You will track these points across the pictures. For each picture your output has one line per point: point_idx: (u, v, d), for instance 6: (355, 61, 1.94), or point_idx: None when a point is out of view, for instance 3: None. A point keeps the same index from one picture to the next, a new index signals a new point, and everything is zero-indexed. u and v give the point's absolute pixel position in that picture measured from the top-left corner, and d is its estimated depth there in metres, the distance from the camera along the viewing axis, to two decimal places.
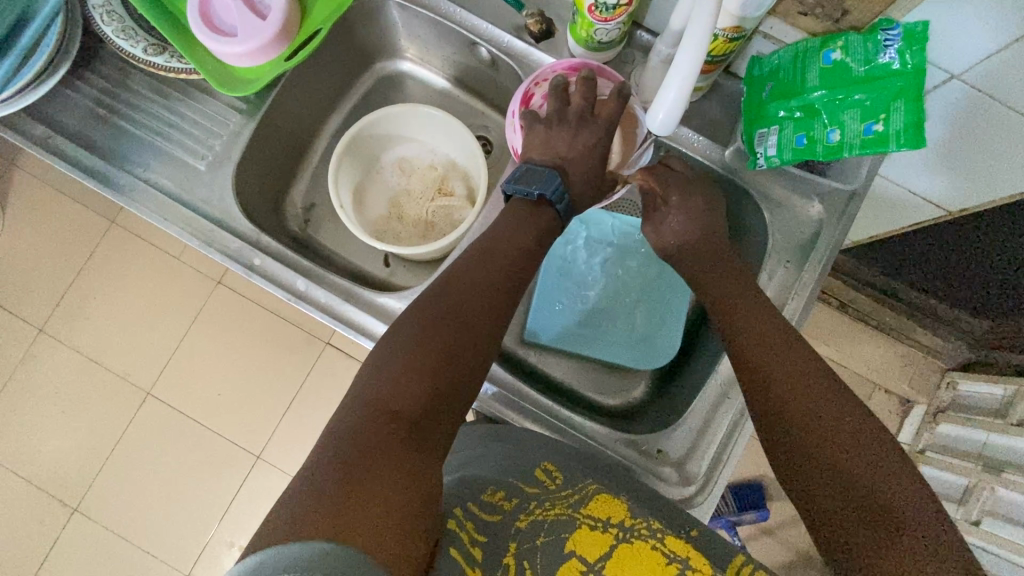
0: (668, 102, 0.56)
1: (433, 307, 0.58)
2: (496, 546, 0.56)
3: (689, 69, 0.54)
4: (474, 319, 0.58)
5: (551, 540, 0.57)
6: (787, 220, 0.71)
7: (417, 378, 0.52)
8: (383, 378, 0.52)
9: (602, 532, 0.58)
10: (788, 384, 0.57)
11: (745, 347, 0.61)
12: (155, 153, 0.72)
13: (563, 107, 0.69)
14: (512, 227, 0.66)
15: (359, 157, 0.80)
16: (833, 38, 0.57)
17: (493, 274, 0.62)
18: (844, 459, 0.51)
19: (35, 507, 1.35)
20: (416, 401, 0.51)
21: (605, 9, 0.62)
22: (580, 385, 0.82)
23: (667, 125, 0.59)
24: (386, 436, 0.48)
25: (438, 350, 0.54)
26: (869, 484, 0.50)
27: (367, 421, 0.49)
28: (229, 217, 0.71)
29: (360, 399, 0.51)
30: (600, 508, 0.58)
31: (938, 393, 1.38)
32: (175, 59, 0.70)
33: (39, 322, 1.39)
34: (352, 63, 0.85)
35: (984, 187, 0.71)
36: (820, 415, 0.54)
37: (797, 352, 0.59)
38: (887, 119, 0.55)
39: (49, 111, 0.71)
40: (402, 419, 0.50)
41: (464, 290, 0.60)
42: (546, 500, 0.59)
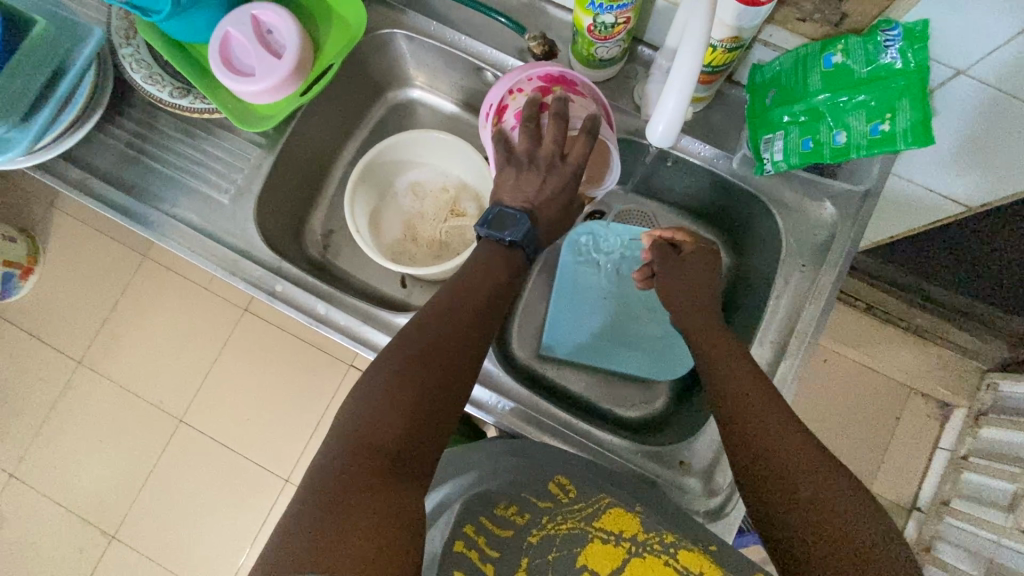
0: (667, 113, 0.57)
1: (413, 335, 0.56)
2: (506, 560, 0.54)
3: (684, 82, 0.54)
4: (455, 343, 0.56)
5: (561, 555, 0.56)
6: (799, 222, 0.71)
7: (394, 411, 0.50)
8: (366, 409, 0.51)
9: (614, 547, 0.56)
10: (753, 410, 0.56)
11: (720, 380, 0.60)
12: (182, 190, 0.75)
13: (534, 147, 0.65)
14: (495, 248, 0.64)
15: (373, 183, 0.83)
16: (833, 42, 0.58)
17: (475, 295, 0.60)
18: (803, 467, 0.50)
19: (75, 535, 1.39)
20: (397, 433, 0.49)
21: (604, 28, 0.64)
22: (599, 398, 0.82)
23: (668, 135, 0.60)
24: (367, 471, 0.47)
25: (417, 380, 0.52)
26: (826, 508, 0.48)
27: (351, 458, 0.48)
28: (252, 247, 0.74)
29: (343, 434, 0.50)
30: (613, 521, 0.57)
31: (978, 395, 1.33)
32: (198, 100, 0.74)
33: (77, 355, 1.46)
34: (365, 94, 0.89)
35: (1006, 182, 0.69)
36: (785, 431, 0.53)
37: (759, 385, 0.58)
38: (893, 118, 0.55)
39: (85, 155, 0.76)
40: (383, 453, 0.48)
41: (445, 315, 0.58)
42: (557, 513, 0.58)
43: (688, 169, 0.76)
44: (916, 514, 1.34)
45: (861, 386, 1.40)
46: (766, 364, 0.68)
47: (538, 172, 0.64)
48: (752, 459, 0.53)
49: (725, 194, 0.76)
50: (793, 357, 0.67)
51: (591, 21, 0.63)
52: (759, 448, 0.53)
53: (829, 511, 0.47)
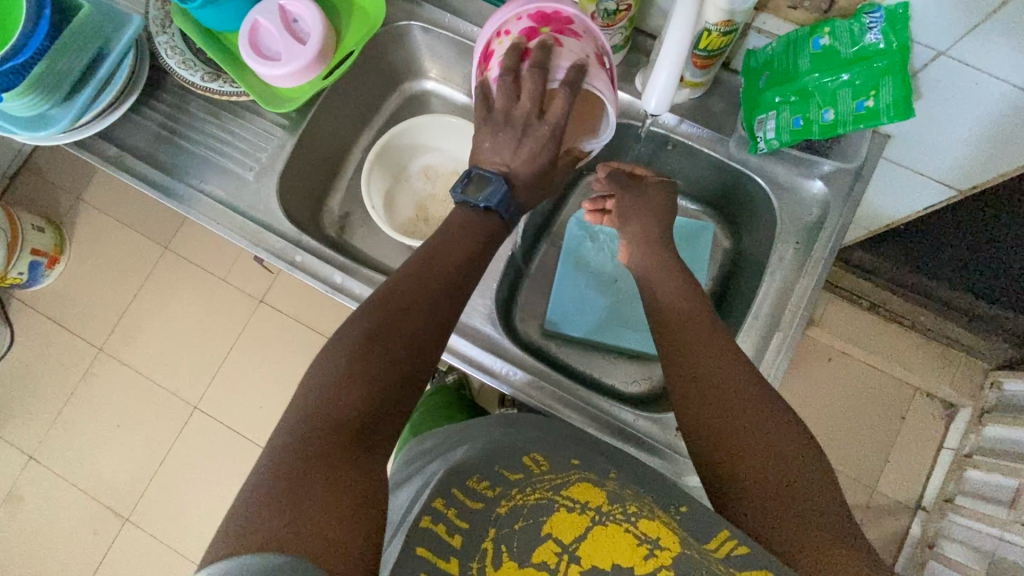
0: (658, 88, 0.61)
1: (373, 313, 0.56)
2: (473, 533, 0.47)
3: (675, 60, 0.58)
4: (418, 324, 0.56)
5: (528, 525, 0.48)
6: (792, 201, 0.74)
7: (354, 387, 0.50)
8: (328, 389, 0.50)
9: (579, 515, 0.49)
10: (731, 382, 0.56)
11: (692, 353, 0.60)
12: (209, 166, 0.81)
13: (512, 100, 0.62)
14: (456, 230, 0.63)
15: (389, 165, 0.87)
16: (820, 25, 0.61)
17: (437, 277, 0.60)
18: (761, 446, 0.52)
19: (91, 517, 1.43)
20: (360, 408, 0.49)
21: (607, 15, 0.68)
22: (602, 371, 0.85)
23: (663, 105, 0.62)
24: (332, 446, 0.46)
25: (377, 359, 0.52)
26: (793, 473, 0.51)
27: (311, 434, 0.47)
28: (273, 220, 0.78)
29: (303, 413, 0.48)
30: (579, 493, 0.51)
31: (983, 394, 1.34)
32: (227, 84, 0.79)
33: (99, 342, 1.51)
34: (382, 84, 0.94)
35: (984, 168, 0.73)
36: (748, 409, 0.55)
37: (729, 358, 0.58)
38: (877, 95, 0.59)
39: (121, 134, 0.81)
40: (346, 427, 0.48)
41: (405, 296, 0.57)
42: (526, 486, 0.52)
43: (688, 152, 0.80)
44: (920, 513, 1.34)
45: (864, 384, 1.41)
46: (760, 335, 0.71)
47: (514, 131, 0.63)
48: (711, 436, 0.55)
49: (722, 177, 0.80)
50: (786, 330, 0.70)
51: (594, 9, 0.68)
52: (723, 427, 0.54)
53: (795, 474, 0.51)
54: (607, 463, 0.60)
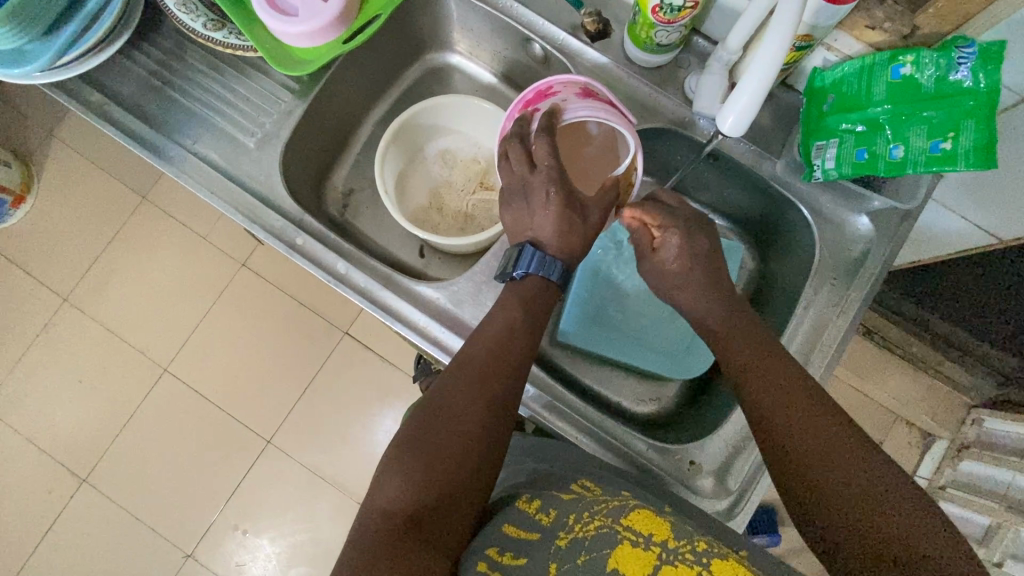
0: (741, 103, 0.54)
1: (429, 402, 0.56)
2: (532, 565, 0.45)
3: (768, 71, 0.51)
4: (468, 411, 0.54)
5: (590, 560, 0.45)
6: (834, 235, 0.70)
7: (403, 477, 0.51)
8: (389, 476, 0.51)
9: (645, 551, 0.45)
10: (803, 422, 0.54)
11: (759, 393, 0.58)
12: (205, 126, 0.72)
13: (529, 171, 0.64)
14: (508, 307, 0.62)
15: (404, 145, 0.80)
16: (903, 52, 0.56)
17: (493, 362, 0.58)
18: (857, 493, 0.49)
19: (45, 475, 1.35)
20: (409, 497, 0.49)
21: (670, 11, 0.62)
22: (610, 390, 0.82)
23: (739, 126, 0.56)
24: (388, 534, 0.47)
25: (428, 447, 0.52)
26: (886, 516, 0.47)
27: (368, 527, 0.48)
28: (275, 195, 0.71)
29: (370, 503, 0.50)
30: (642, 522, 0.48)
31: (962, 429, 1.35)
32: (233, 35, 0.70)
33: (64, 291, 1.40)
34: (402, 52, 0.86)
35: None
36: (842, 448, 0.51)
37: (803, 398, 0.56)
38: (955, 137, 0.55)
39: (106, 79, 0.72)
40: (397, 517, 0.48)
41: (457, 381, 0.56)
42: (583, 513, 0.50)
43: (729, 169, 0.74)
44: None
45: (849, 408, 1.42)
46: None
47: (533, 203, 0.64)
48: (787, 479, 0.53)
49: (761, 200, 0.75)
50: (813, 370, 0.68)
51: (657, 2, 0.61)
52: (800, 465, 0.52)
53: (891, 516, 0.47)
54: (649, 498, 0.57)
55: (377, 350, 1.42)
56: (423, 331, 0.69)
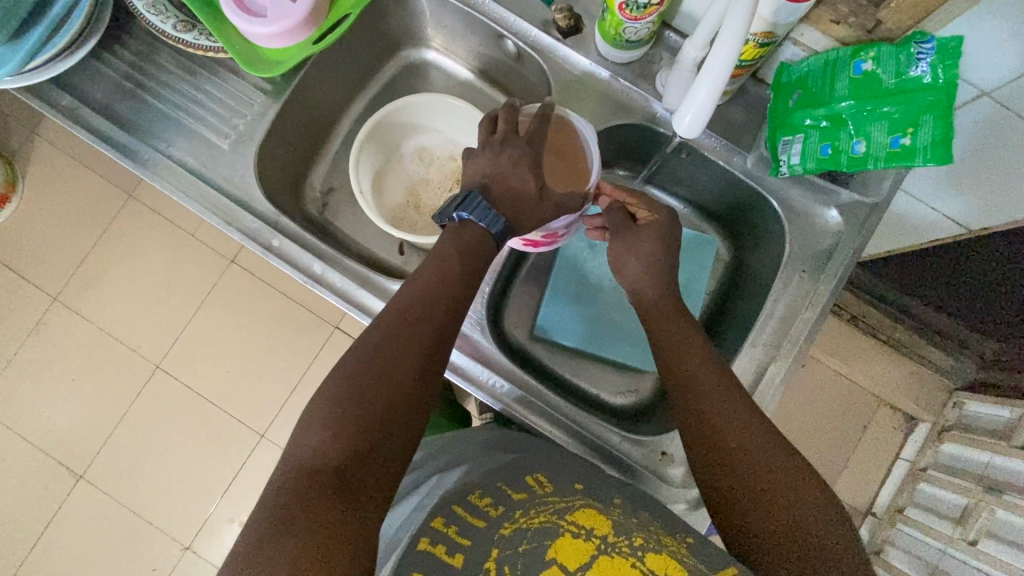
0: (696, 105, 0.54)
1: (356, 355, 0.53)
2: (474, 550, 0.47)
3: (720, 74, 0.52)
4: (401, 362, 0.53)
5: (532, 547, 0.47)
6: (805, 229, 0.71)
7: (326, 433, 0.48)
8: (311, 434, 0.48)
9: (583, 541, 0.47)
10: (724, 407, 0.56)
11: (687, 375, 0.59)
12: (178, 129, 0.73)
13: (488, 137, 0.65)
14: (445, 259, 0.59)
15: (380, 144, 0.80)
16: (866, 47, 0.57)
17: (425, 315, 0.56)
18: (760, 464, 0.52)
19: (41, 471, 1.37)
20: (331, 452, 0.47)
21: (636, 7, 0.62)
22: (589, 381, 0.83)
23: (694, 128, 0.57)
24: (311, 488, 0.44)
25: (354, 400, 0.50)
26: (790, 506, 0.50)
27: (283, 483, 0.45)
28: (250, 197, 0.72)
29: (287, 462, 0.47)
30: (587, 519, 0.49)
31: (944, 412, 1.37)
32: (203, 37, 0.70)
33: (54, 290, 1.41)
34: (377, 49, 0.86)
35: (1001, 208, 0.72)
36: (757, 438, 0.54)
37: (726, 386, 0.58)
38: (915, 132, 0.55)
39: (78, 82, 0.72)
40: (318, 470, 0.46)
41: (388, 336, 0.54)
42: (530, 509, 0.51)
43: (702, 163, 0.74)
44: (870, 518, 1.40)
45: (835, 394, 1.44)
46: (757, 364, 0.69)
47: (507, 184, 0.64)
48: (713, 461, 0.54)
49: (732, 194, 0.76)
50: (784, 360, 0.69)
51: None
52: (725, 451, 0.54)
53: (796, 508, 0.50)
54: (600, 491, 0.57)
55: None
56: None
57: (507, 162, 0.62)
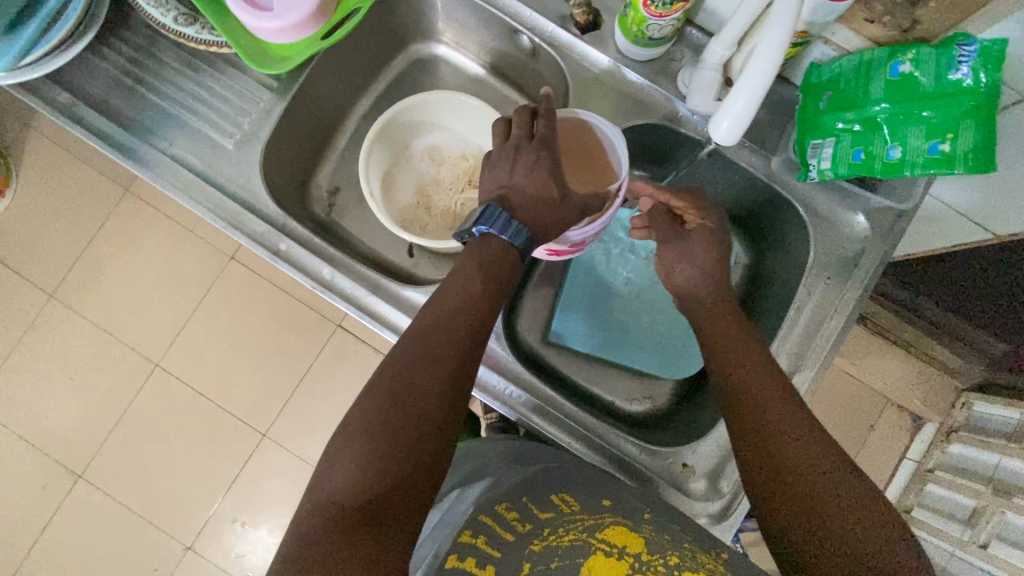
0: (734, 111, 0.52)
1: (380, 383, 0.52)
2: (505, 561, 0.45)
3: (759, 79, 0.49)
4: (425, 382, 0.51)
5: (564, 565, 0.45)
6: (830, 236, 0.69)
7: (353, 464, 0.47)
8: (338, 466, 0.47)
9: (617, 560, 0.46)
10: (773, 409, 0.55)
11: (732, 377, 0.59)
12: (181, 128, 0.70)
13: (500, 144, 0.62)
14: (467, 277, 0.57)
15: (390, 143, 0.78)
16: (903, 48, 0.54)
17: (447, 335, 0.54)
18: (812, 468, 0.51)
19: (40, 471, 1.35)
20: (358, 482, 0.46)
21: (661, 4, 0.59)
22: (603, 389, 0.81)
23: (730, 136, 0.54)
24: (339, 522, 0.43)
25: (382, 432, 0.48)
26: (847, 513, 0.48)
27: (313, 520, 0.44)
28: (256, 199, 0.69)
29: (315, 496, 0.46)
30: (616, 537, 0.49)
31: (952, 412, 1.36)
32: (206, 31, 0.67)
33: (50, 287, 1.38)
34: (385, 44, 0.82)
35: None
36: (809, 442, 0.52)
37: (775, 388, 0.57)
38: (955, 139, 0.53)
39: (75, 78, 0.69)
40: (345, 504, 0.45)
41: (412, 359, 0.52)
42: (559, 527, 0.50)
43: (724, 166, 0.72)
44: None
45: (842, 394, 1.43)
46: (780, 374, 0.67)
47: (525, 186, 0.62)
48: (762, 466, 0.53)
49: (754, 198, 0.73)
50: (807, 370, 0.67)
51: None
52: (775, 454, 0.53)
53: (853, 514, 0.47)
54: (631, 505, 0.56)
55: (371, 342, 1.41)
56: None
57: (521, 169, 0.59)
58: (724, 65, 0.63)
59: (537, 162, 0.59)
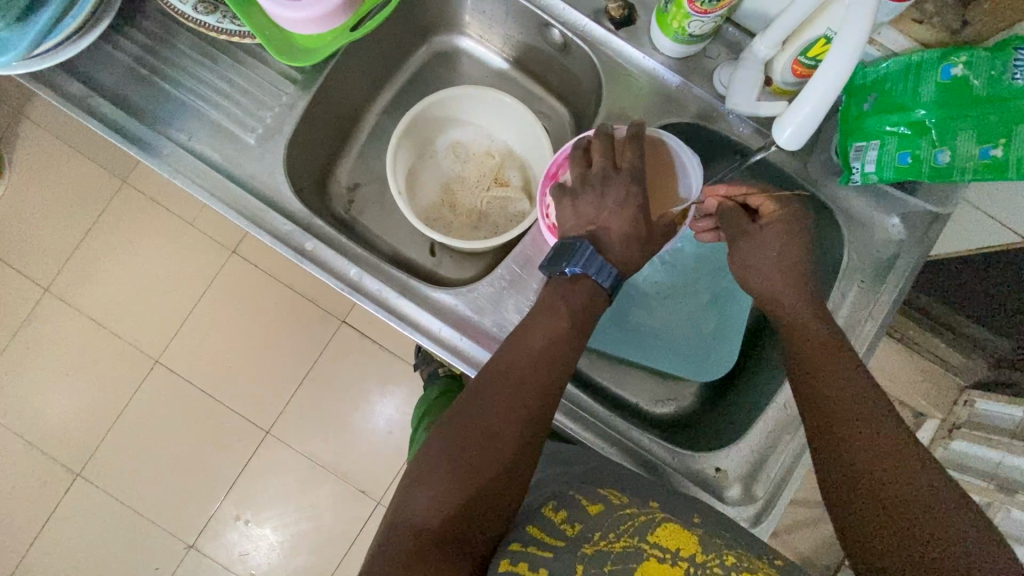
0: (800, 117, 0.52)
1: (464, 413, 0.53)
2: (558, 566, 0.44)
3: (829, 86, 0.48)
4: (510, 422, 0.52)
5: (618, 568, 0.44)
6: (866, 238, 0.68)
7: (436, 493, 0.49)
8: (420, 492, 0.50)
9: (671, 566, 0.44)
10: (850, 402, 0.54)
11: (805, 367, 0.58)
12: (200, 121, 0.67)
13: (585, 169, 0.63)
14: (556, 314, 0.58)
15: (414, 139, 0.75)
16: (955, 51, 0.53)
17: (531, 369, 0.54)
18: (886, 464, 0.49)
19: (36, 469, 1.32)
20: (439, 513, 0.48)
21: (707, 1, 0.57)
22: (629, 390, 0.80)
23: (796, 139, 0.54)
24: (419, 550, 0.46)
25: (468, 464, 0.50)
26: (922, 511, 0.46)
27: (396, 539, 0.47)
28: (280, 196, 0.67)
29: (396, 516, 0.49)
30: (669, 538, 0.46)
31: (954, 409, 1.37)
32: (227, 19, 0.64)
33: (45, 280, 1.34)
34: (407, 35, 0.80)
35: None
36: (884, 436, 0.51)
37: (853, 379, 0.55)
38: (1007, 144, 0.52)
39: (87, 67, 0.66)
40: (427, 532, 0.47)
41: (498, 390, 0.54)
42: (610, 530, 0.48)
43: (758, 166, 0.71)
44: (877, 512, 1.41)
45: None
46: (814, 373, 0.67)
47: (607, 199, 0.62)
48: (834, 458, 0.52)
49: None
50: None
51: None
52: (849, 443, 0.52)
53: (929, 512, 0.46)
54: (680, 508, 0.54)
55: (377, 338, 1.39)
56: (439, 339, 0.66)
57: (612, 206, 0.61)
58: (766, 63, 0.62)
59: (626, 197, 0.62)
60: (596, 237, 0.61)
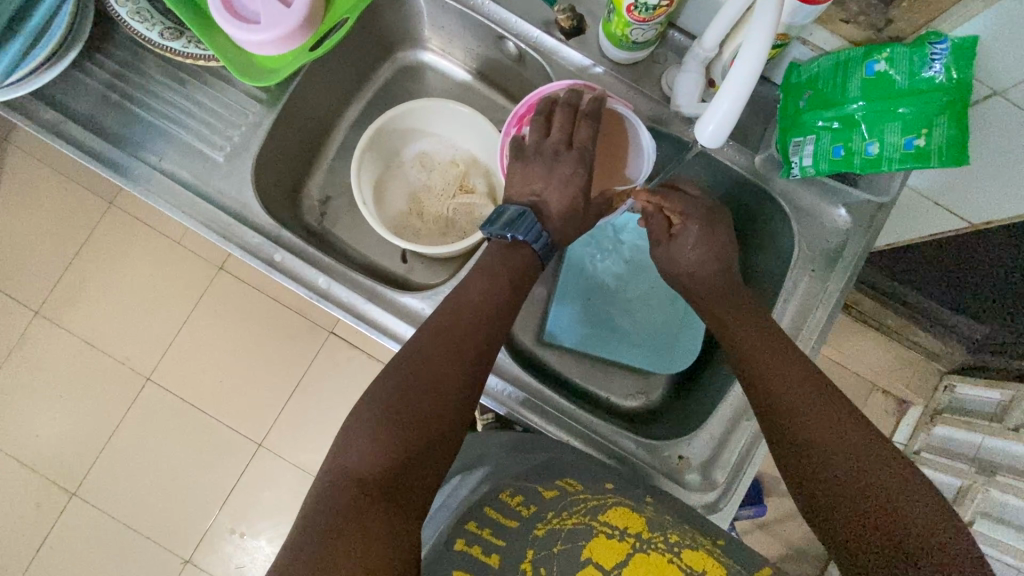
0: (719, 114, 0.55)
1: (402, 367, 0.57)
2: (510, 550, 0.47)
3: (741, 86, 0.52)
4: (450, 375, 0.57)
5: (567, 548, 0.47)
6: (814, 229, 0.71)
7: (375, 441, 0.52)
8: (359, 441, 0.52)
9: (619, 541, 0.48)
10: (798, 395, 0.58)
11: (752, 363, 0.62)
12: (170, 142, 0.70)
13: (543, 137, 0.70)
14: (497, 277, 0.65)
15: (380, 151, 0.78)
16: (878, 48, 0.56)
17: (465, 334, 0.60)
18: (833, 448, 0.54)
19: (32, 490, 1.34)
20: (379, 461, 0.51)
21: (645, 9, 0.60)
22: (598, 385, 0.82)
23: (717, 138, 0.58)
24: (359, 494, 0.48)
25: (409, 413, 0.54)
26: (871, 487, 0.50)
27: (338, 490, 0.49)
28: (249, 210, 0.69)
29: (334, 467, 0.51)
30: (619, 518, 0.50)
31: (936, 395, 1.36)
32: (192, 44, 0.67)
33: (36, 304, 1.36)
34: (371, 52, 0.83)
35: (994, 201, 0.70)
36: (828, 423, 0.55)
37: (796, 372, 0.60)
38: (929, 133, 0.55)
39: (61, 95, 0.69)
40: (368, 480, 0.49)
41: (438, 348, 0.58)
42: (562, 510, 0.51)
43: (710, 164, 0.74)
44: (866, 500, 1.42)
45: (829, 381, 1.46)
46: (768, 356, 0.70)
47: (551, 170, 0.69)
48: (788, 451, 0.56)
49: (739, 193, 0.76)
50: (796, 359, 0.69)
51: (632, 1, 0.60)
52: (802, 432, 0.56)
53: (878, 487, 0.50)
54: (633, 492, 0.58)
55: (364, 347, 1.41)
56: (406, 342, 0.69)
57: (556, 181, 0.69)
58: (707, 66, 0.65)
59: (572, 175, 0.69)
60: (536, 205, 0.69)
